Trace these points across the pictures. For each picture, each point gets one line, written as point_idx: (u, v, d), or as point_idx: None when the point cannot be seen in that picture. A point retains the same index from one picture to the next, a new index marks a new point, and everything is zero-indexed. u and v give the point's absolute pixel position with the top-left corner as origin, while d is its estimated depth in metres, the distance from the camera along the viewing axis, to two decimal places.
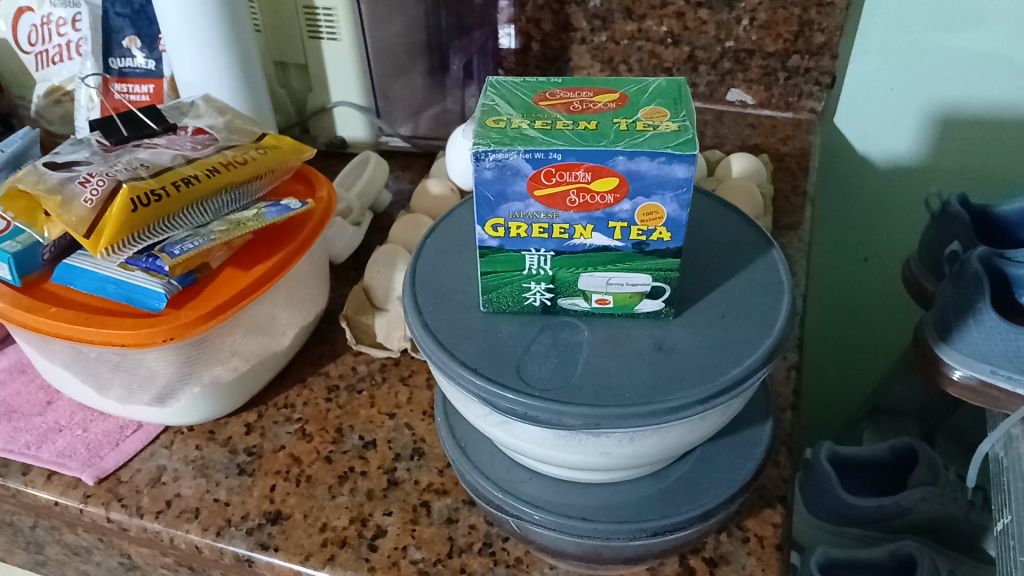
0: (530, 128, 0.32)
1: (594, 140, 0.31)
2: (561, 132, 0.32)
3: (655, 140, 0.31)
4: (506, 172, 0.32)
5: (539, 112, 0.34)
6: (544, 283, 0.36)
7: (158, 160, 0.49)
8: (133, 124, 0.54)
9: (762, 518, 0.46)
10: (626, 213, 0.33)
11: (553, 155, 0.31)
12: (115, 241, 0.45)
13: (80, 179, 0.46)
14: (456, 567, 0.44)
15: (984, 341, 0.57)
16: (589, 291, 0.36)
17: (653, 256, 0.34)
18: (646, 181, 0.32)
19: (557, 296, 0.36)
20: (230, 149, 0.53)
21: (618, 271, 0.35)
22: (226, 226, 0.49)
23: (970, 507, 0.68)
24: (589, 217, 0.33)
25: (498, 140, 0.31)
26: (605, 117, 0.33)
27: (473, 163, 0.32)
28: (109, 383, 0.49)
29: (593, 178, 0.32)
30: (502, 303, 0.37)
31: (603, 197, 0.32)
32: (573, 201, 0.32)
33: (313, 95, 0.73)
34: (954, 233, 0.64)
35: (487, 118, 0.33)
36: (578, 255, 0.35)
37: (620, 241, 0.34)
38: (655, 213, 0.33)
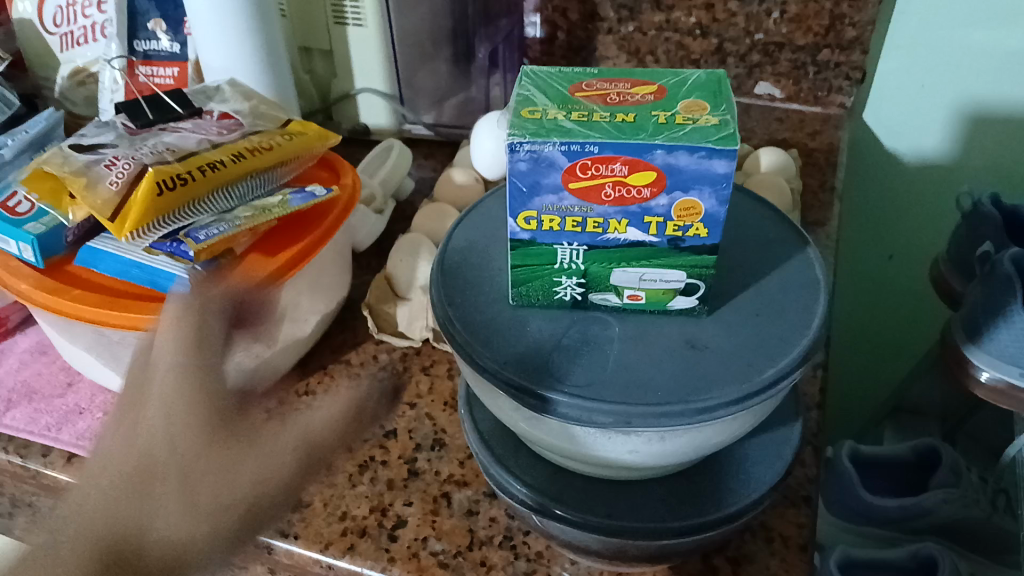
0: (566, 119, 0.32)
1: (632, 133, 0.31)
2: (598, 124, 0.31)
3: (695, 134, 0.31)
4: (540, 164, 0.31)
5: (575, 103, 0.33)
6: (576, 277, 0.35)
7: (184, 144, 0.49)
8: (158, 108, 0.54)
9: (786, 518, 0.46)
10: (663, 208, 0.32)
11: (590, 147, 0.30)
12: (140, 225, 0.45)
13: (105, 162, 0.47)
14: (477, 559, 0.44)
15: (1013, 342, 0.56)
16: (621, 286, 0.35)
17: (688, 253, 0.34)
18: (685, 177, 0.31)
19: (588, 291, 0.36)
20: (256, 134, 0.53)
21: (653, 266, 0.34)
22: (251, 212, 0.49)
23: (993, 509, 0.67)
24: (624, 212, 0.33)
25: (534, 131, 0.31)
26: (643, 109, 0.33)
27: (507, 153, 0.31)
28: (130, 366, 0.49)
29: (629, 172, 0.31)
30: (531, 296, 0.36)
31: (639, 192, 0.32)
32: (608, 194, 0.32)
33: (336, 81, 0.72)
34: (983, 233, 0.62)
35: (521, 108, 0.33)
36: (610, 249, 0.34)
37: (654, 237, 0.33)
38: (694, 209, 0.32)
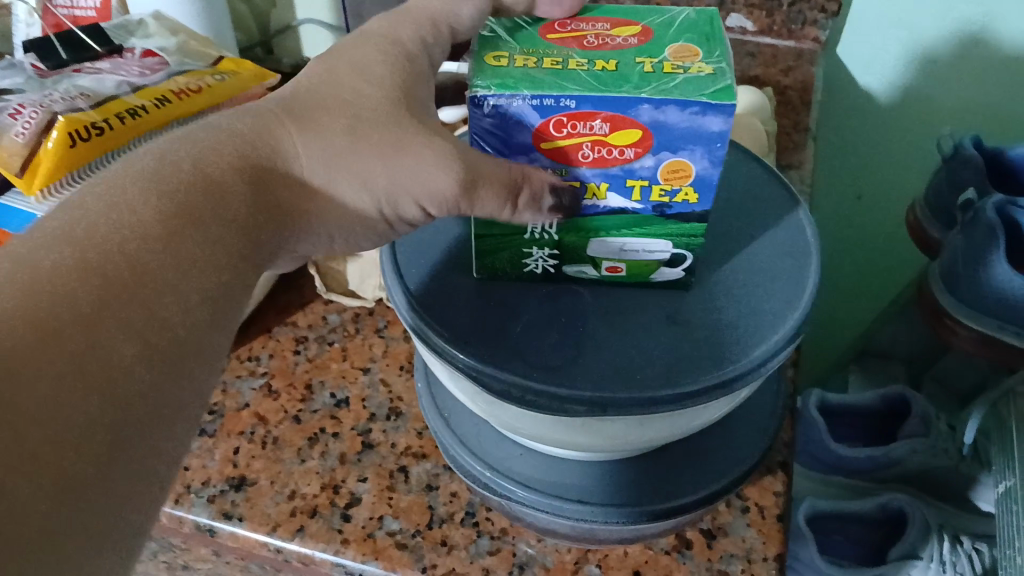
0: (536, 67, 0.28)
1: (614, 84, 0.27)
2: (573, 73, 0.27)
3: (686, 86, 0.26)
4: (509, 120, 0.27)
5: (547, 48, 0.29)
6: (551, 248, 0.31)
7: (99, 88, 0.44)
8: (73, 45, 0.48)
9: (763, 486, 0.44)
10: (647, 171, 0.28)
11: (565, 102, 0.26)
12: (51, 181, 0.40)
13: (8, 110, 0.41)
14: (437, 538, 0.41)
15: (991, 292, 0.55)
16: (599, 257, 0.32)
17: (674, 220, 0.30)
18: (673, 135, 0.27)
19: (562, 263, 0.32)
20: (185, 75, 0.47)
21: (635, 237, 0.31)
22: None
23: (960, 458, 0.65)
24: (605, 174, 0.29)
25: (501, 82, 0.27)
26: (625, 55, 0.28)
27: (471, 108, 0.27)
28: None
29: (610, 130, 0.27)
30: (497, 267, 0.33)
31: (621, 153, 0.28)
32: (586, 155, 0.28)
33: (277, 11, 0.66)
34: (965, 177, 0.58)
35: (486, 54, 0.28)
36: (588, 215, 0.30)
37: (637, 203, 0.30)
38: (683, 172, 0.28)
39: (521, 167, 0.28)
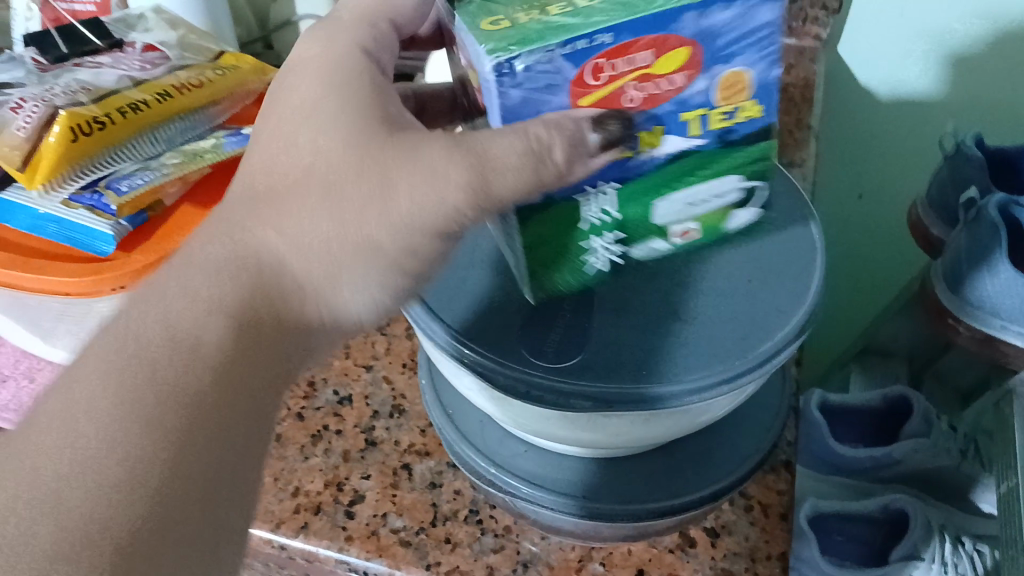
0: (545, 18, 0.26)
1: (642, 5, 0.25)
2: (591, 9, 0.25)
3: None
4: (539, 81, 0.25)
5: (542, 1, 0.27)
6: (612, 233, 0.30)
7: (100, 82, 0.44)
8: (73, 40, 0.48)
9: (766, 485, 0.44)
10: (703, 96, 0.27)
11: (601, 38, 0.24)
12: (54, 177, 0.40)
13: (9, 103, 0.40)
14: (441, 536, 0.41)
15: (995, 293, 0.55)
16: (666, 221, 0.30)
17: (737, 148, 0.29)
18: (727, 37, 0.25)
19: (627, 242, 0.30)
20: (184, 70, 0.47)
21: (710, 180, 0.29)
22: (181, 158, 0.44)
23: (961, 458, 0.65)
24: (658, 116, 0.27)
25: (519, 40, 0.25)
26: None
27: (496, 83, 0.25)
28: (53, 332, 0.46)
29: (655, 58, 0.25)
30: (552, 275, 0.31)
31: (672, 80, 0.26)
32: (631, 96, 0.26)
33: (277, 6, 0.66)
34: (968, 175, 0.58)
35: (482, 22, 0.26)
36: (651, 180, 0.29)
37: (696, 139, 0.28)
38: (743, 82, 0.27)
39: (540, 123, 0.26)
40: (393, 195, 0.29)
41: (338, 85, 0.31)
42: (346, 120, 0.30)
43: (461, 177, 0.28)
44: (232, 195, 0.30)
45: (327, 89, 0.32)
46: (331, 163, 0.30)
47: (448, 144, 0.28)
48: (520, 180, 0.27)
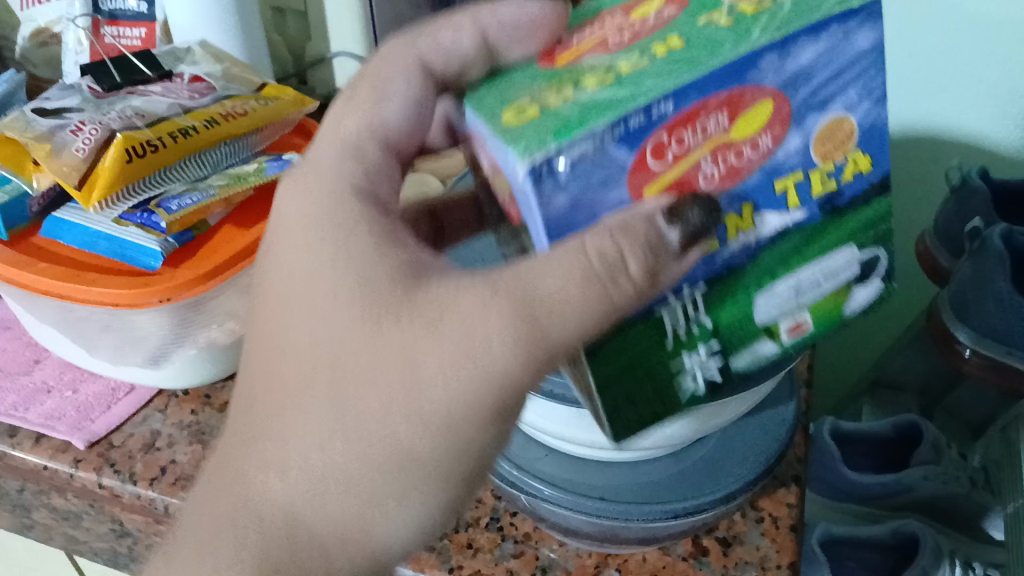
0: (575, 98, 0.26)
1: (689, 63, 0.26)
2: (625, 80, 0.26)
3: (773, 24, 0.26)
4: (589, 172, 0.25)
5: (559, 83, 0.28)
6: (708, 345, 0.29)
7: (152, 108, 0.47)
8: (126, 69, 0.51)
9: (777, 498, 0.45)
10: (798, 158, 0.27)
11: (662, 107, 0.25)
12: (108, 196, 0.43)
13: (71, 127, 0.44)
14: (463, 542, 0.43)
15: (1002, 320, 0.56)
16: (774, 319, 0.29)
17: (844, 216, 0.29)
18: (821, 76, 0.26)
19: (727, 351, 0.29)
20: (230, 100, 0.50)
21: (813, 263, 0.29)
22: (226, 180, 0.47)
23: (972, 486, 0.65)
24: (755, 188, 0.27)
25: (559, 130, 0.24)
26: (649, 42, 0.28)
27: (537, 188, 0.24)
28: (97, 342, 0.48)
29: (730, 120, 0.26)
30: (651, 402, 0.29)
31: (759, 142, 0.27)
32: (709, 170, 0.26)
33: (311, 44, 0.69)
34: (973, 207, 0.61)
35: (506, 117, 0.26)
36: (739, 279, 0.28)
37: (797, 210, 0.28)
38: (844, 128, 0.28)
39: (603, 224, 0.26)
40: (435, 339, 0.28)
41: (323, 219, 0.32)
42: (350, 254, 0.31)
43: (507, 326, 0.27)
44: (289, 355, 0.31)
45: (312, 231, 0.32)
46: (353, 302, 0.30)
47: (479, 282, 0.28)
48: (584, 311, 0.27)
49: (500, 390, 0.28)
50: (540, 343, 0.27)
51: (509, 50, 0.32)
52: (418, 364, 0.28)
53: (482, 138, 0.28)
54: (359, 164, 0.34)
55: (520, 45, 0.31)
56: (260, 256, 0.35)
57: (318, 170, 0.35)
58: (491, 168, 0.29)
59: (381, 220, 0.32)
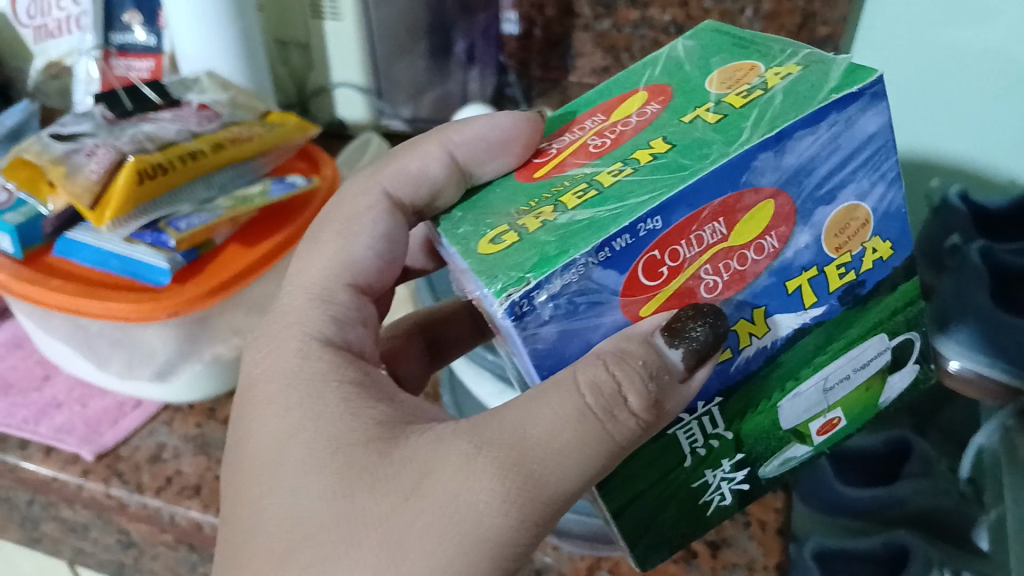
0: (559, 219, 0.30)
1: (668, 173, 0.30)
2: (601, 196, 0.30)
3: (736, 123, 0.31)
4: (580, 297, 0.28)
5: (540, 206, 0.32)
6: (732, 456, 0.32)
7: (163, 133, 0.49)
8: (137, 98, 0.54)
9: (764, 503, 0.49)
10: (808, 256, 0.31)
11: (653, 222, 0.28)
12: (121, 214, 0.45)
13: (84, 152, 0.46)
14: None
15: (982, 335, 0.58)
16: (804, 422, 0.33)
17: (869, 303, 0.33)
18: (823, 168, 0.30)
19: (752, 463, 0.33)
20: (236, 126, 0.53)
21: (837, 358, 0.33)
22: (232, 202, 0.49)
23: (961, 498, 0.62)
24: (774, 286, 0.30)
25: (540, 262, 0.28)
26: (626, 150, 0.33)
27: (521, 319, 0.28)
28: (108, 358, 0.50)
29: (729, 229, 0.29)
30: (679, 525, 0.32)
31: (767, 243, 0.30)
32: (708, 280, 0.30)
33: (313, 75, 0.71)
34: (953, 224, 0.62)
35: (483, 247, 0.30)
36: (754, 385, 0.32)
37: (814, 305, 0.31)
38: (858, 216, 0.31)
39: (598, 351, 0.29)
40: (414, 507, 0.29)
41: (294, 380, 0.35)
42: (320, 412, 0.33)
43: (495, 487, 0.29)
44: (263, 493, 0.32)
45: (282, 390, 0.35)
46: (321, 471, 0.31)
47: (460, 438, 0.30)
48: (586, 453, 0.29)
49: (499, 554, 0.29)
50: (536, 498, 0.29)
51: (484, 166, 0.38)
52: (402, 527, 0.29)
53: (465, 273, 0.31)
54: (329, 316, 0.38)
55: (494, 161, 0.37)
56: (232, 428, 0.35)
57: (286, 325, 0.38)
58: (474, 297, 0.32)
59: (348, 375, 0.35)
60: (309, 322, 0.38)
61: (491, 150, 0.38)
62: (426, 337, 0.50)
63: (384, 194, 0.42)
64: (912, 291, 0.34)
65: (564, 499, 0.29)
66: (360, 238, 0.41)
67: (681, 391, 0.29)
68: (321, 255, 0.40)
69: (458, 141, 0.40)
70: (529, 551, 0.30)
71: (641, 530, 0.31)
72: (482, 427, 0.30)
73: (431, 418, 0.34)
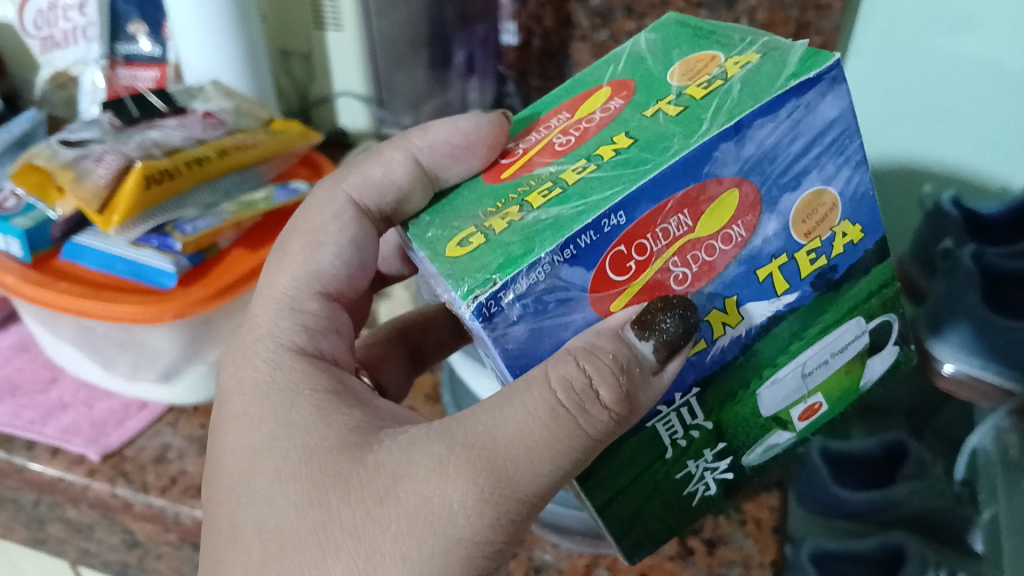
0: (527, 217, 0.31)
1: (630, 167, 0.31)
2: (565, 194, 0.31)
3: (698, 113, 0.32)
4: (548, 295, 0.29)
5: (506, 206, 0.33)
6: (714, 446, 0.33)
7: (169, 140, 0.50)
8: (144, 106, 0.55)
9: (760, 501, 0.51)
10: (776, 245, 0.32)
11: (617, 217, 0.29)
12: (128, 217, 0.46)
13: (92, 157, 0.47)
14: None
15: (978, 338, 0.59)
16: (785, 408, 0.34)
17: (844, 286, 0.34)
18: (786, 156, 0.32)
19: (735, 452, 0.34)
20: (240, 133, 0.54)
21: (814, 344, 0.34)
22: (238, 207, 0.50)
23: (957, 500, 0.61)
24: (747, 275, 0.32)
25: (505, 264, 0.29)
26: (589, 147, 0.34)
27: (490, 319, 0.29)
28: (114, 359, 0.52)
29: (694, 220, 0.30)
30: (659, 519, 0.33)
31: (737, 233, 0.31)
32: (676, 272, 0.30)
33: (315, 84, 0.72)
34: (946, 229, 0.63)
35: (450, 252, 0.31)
36: (729, 374, 0.32)
37: (787, 292, 0.32)
38: (826, 200, 0.33)
39: (568, 347, 0.29)
40: (388, 510, 0.30)
41: (267, 391, 0.36)
42: (293, 421, 0.34)
43: (468, 487, 0.30)
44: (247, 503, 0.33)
45: (254, 402, 0.36)
46: (296, 478, 0.32)
47: (433, 440, 0.31)
48: (558, 450, 0.30)
49: (475, 552, 0.30)
50: (510, 496, 0.30)
51: (449, 171, 0.38)
52: (375, 535, 0.30)
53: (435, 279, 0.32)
54: (301, 325, 0.40)
55: (460, 165, 0.38)
56: (211, 439, 0.37)
57: (256, 339, 0.39)
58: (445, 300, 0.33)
59: (320, 384, 0.36)
60: (280, 333, 0.39)
61: (456, 154, 0.38)
62: (409, 344, 0.53)
63: (349, 201, 0.42)
64: (886, 273, 0.35)
65: (536, 498, 0.30)
66: (328, 248, 0.42)
67: (654, 383, 0.30)
68: (289, 267, 0.41)
69: (423, 145, 0.41)
70: (505, 548, 0.31)
71: (629, 523, 0.33)
72: (454, 429, 0.31)
73: (403, 421, 0.36)
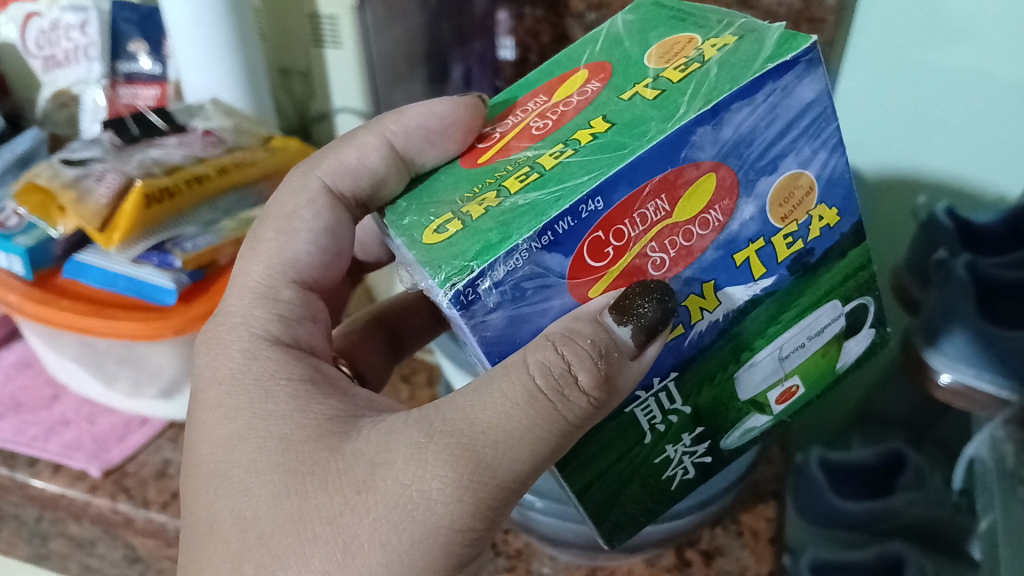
0: (505, 204, 0.31)
1: (608, 152, 0.31)
2: (542, 180, 0.31)
3: (676, 96, 0.32)
4: (526, 283, 0.30)
5: (483, 192, 0.33)
6: (692, 430, 0.34)
7: (169, 159, 0.51)
8: (144, 125, 0.55)
9: (756, 513, 0.52)
10: (753, 229, 0.32)
11: (595, 203, 0.29)
12: (128, 236, 0.46)
13: (93, 176, 0.48)
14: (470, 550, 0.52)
15: (973, 352, 0.56)
16: (764, 393, 0.35)
17: (821, 270, 0.35)
18: (763, 139, 0.32)
19: (713, 439, 0.35)
20: (239, 151, 0.54)
21: (791, 327, 0.35)
22: (238, 226, 0.52)
23: (955, 510, 0.61)
24: (724, 259, 0.32)
25: (482, 250, 0.29)
26: (566, 132, 0.34)
27: (467, 306, 0.29)
28: (116, 376, 0.52)
29: (672, 206, 0.31)
30: (638, 502, 0.34)
31: (715, 217, 0.32)
32: (653, 257, 0.31)
33: (314, 102, 0.73)
34: (938, 240, 0.62)
35: (427, 239, 0.31)
36: (707, 358, 0.33)
37: (765, 276, 0.33)
38: (802, 182, 0.33)
39: (547, 333, 0.30)
40: (366, 499, 0.30)
41: (242, 381, 0.36)
42: (269, 412, 0.34)
43: (448, 473, 0.30)
44: (227, 514, 0.33)
45: (230, 393, 0.36)
46: (273, 470, 0.33)
47: (412, 428, 0.31)
48: (538, 434, 0.30)
49: (454, 540, 0.30)
50: (490, 482, 0.30)
51: (425, 154, 0.39)
52: (355, 526, 0.30)
53: (415, 267, 0.32)
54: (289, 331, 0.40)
55: (436, 148, 0.38)
56: (188, 433, 0.37)
57: (231, 329, 0.39)
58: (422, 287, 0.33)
59: (295, 373, 0.36)
60: (255, 323, 0.39)
61: (432, 138, 0.38)
62: (388, 335, 0.54)
63: (323, 186, 0.43)
64: (863, 255, 0.36)
65: (516, 484, 0.31)
66: (302, 234, 0.42)
67: (632, 367, 0.31)
68: (262, 254, 0.42)
69: (396, 130, 0.42)
70: (484, 536, 0.31)
71: (608, 507, 0.33)
72: (433, 416, 0.31)
73: (382, 409, 0.36)
